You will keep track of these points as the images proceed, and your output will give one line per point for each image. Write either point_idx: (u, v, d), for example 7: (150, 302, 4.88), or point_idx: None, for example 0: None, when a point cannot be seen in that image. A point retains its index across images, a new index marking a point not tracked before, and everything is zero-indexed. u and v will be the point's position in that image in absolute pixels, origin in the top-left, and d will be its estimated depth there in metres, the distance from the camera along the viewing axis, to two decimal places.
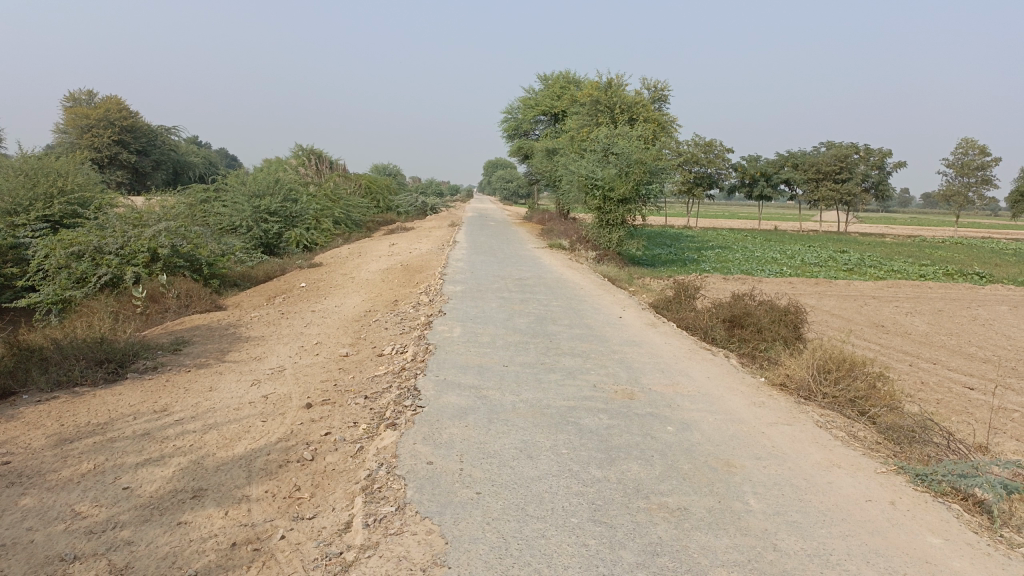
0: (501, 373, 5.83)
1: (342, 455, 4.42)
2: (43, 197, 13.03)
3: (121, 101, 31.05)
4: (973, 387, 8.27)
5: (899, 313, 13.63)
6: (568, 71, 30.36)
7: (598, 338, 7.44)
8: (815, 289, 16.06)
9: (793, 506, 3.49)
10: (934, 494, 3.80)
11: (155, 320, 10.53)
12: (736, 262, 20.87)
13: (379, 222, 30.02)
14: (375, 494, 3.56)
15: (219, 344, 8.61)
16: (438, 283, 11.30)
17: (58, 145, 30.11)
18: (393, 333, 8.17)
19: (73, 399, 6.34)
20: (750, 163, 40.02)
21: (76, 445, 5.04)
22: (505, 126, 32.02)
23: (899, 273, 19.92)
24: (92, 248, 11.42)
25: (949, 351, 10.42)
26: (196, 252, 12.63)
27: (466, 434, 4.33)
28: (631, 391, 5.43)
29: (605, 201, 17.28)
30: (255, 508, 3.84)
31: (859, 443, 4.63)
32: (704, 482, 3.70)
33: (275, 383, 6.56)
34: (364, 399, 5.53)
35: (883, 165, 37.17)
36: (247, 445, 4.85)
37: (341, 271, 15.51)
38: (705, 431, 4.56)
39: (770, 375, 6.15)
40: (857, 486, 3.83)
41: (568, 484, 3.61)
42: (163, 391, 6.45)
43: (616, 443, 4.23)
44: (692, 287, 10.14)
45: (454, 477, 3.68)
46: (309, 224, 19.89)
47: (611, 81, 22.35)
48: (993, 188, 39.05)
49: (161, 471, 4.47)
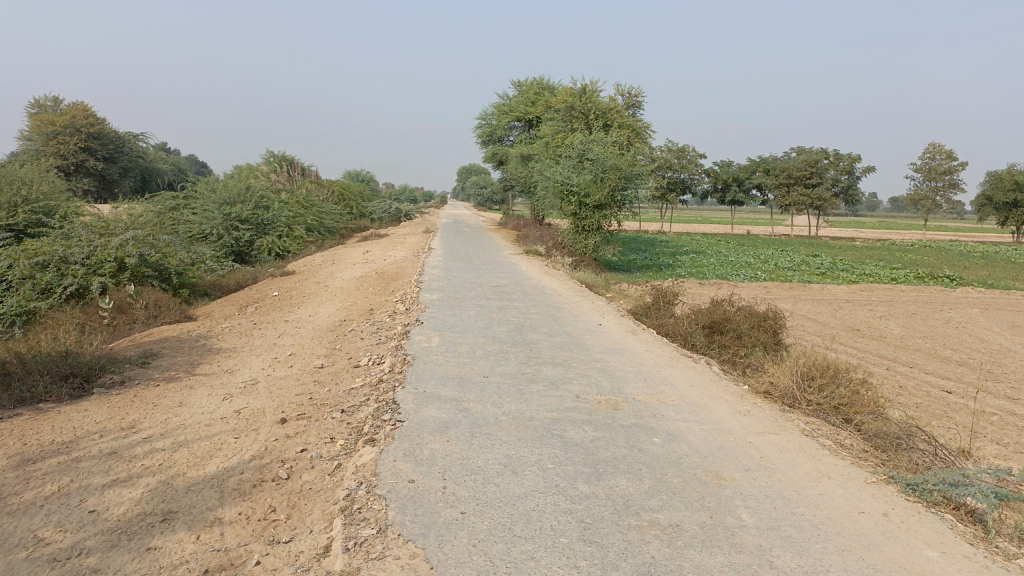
0: (482, 385, 5.70)
1: (319, 473, 4.26)
2: (6, 206, 12.68)
3: (87, 107, 30.50)
4: (951, 391, 8.30)
5: (874, 317, 13.72)
6: (541, 78, 30.34)
7: (578, 346, 7.35)
8: (790, 294, 16.14)
9: (786, 521, 3.41)
10: (926, 504, 3.74)
11: (123, 331, 10.29)
12: (711, 267, 20.95)
13: (353, 229, 29.76)
14: (355, 515, 3.41)
15: (189, 357, 8.37)
16: (414, 291, 11.13)
17: (22, 152, 29.46)
18: (370, 344, 8.01)
19: (36, 416, 6.10)
20: (722, 168, 40.30)
21: (39, 466, 4.82)
22: (479, 133, 31.89)
23: (872, 277, 20.12)
24: (58, 258, 11.13)
25: (925, 355, 10.47)
26: (165, 261, 12.37)
27: (448, 449, 4.20)
28: (615, 401, 5.33)
29: (580, 207, 17.23)
30: (229, 531, 3.67)
31: (847, 452, 4.56)
32: (694, 497, 3.60)
33: (248, 396, 6.37)
34: (341, 413, 5.37)
35: (852, 170, 37.71)
36: (219, 463, 4.67)
37: (315, 279, 15.26)
38: (692, 443, 4.47)
39: (754, 383, 6.08)
40: (849, 498, 3.76)
41: (556, 501, 3.49)
42: (131, 407, 6.22)
43: (602, 456, 4.13)
44: (670, 293, 10.09)
45: (437, 496, 3.54)
46: (281, 231, 19.60)
47: (585, 87, 22.47)
48: (959, 192, 39.73)
49: (129, 493, 4.28)
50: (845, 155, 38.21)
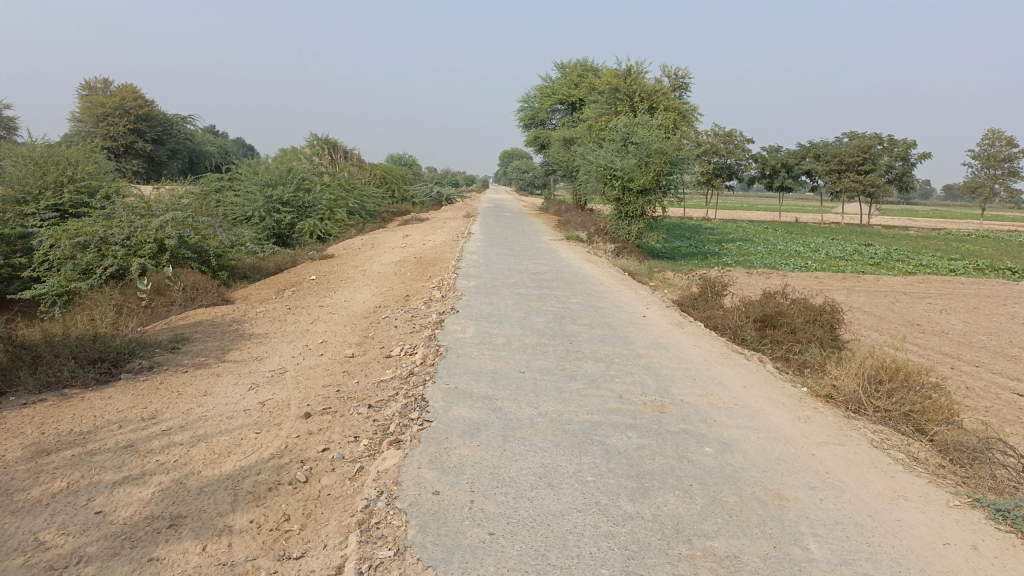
0: (517, 381, 5.33)
1: (338, 477, 3.94)
2: (52, 186, 12.65)
3: (137, 90, 30.75)
4: (1022, 393, 7.70)
5: (935, 310, 13.01)
6: (585, 59, 29.69)
7: (622, 340, 6.91)
8: (843, 284, 15.44)
9: (860, 554, 2.98)
10: (1022, 535, 3.24)
11: (159, 313, 10.10)
12: (759, 256, 20.25)
13: (394, 212, 29.58)
14: (372, 531, 3.07)
15: (220, 342, 8.14)
16: (451, 278, 10.79)
17: (73, 134, 29.90)
18: (403, 332, 7.68)
19: (60, 403, 5.90)
20: (772, 153, 39.11)
21: (53, 459, 4.60)
22: (521, 115, 31.36)
23: (929, 268, 19.23)
24: (98, 238, 11.02)
25: (991, 352, 9.83)
26: (204, 243, 12.17)
27: (478, 456, 3.83)
28: (661, 403, 4.90)
29: (624, 192, 16.70)
30: (237, 543, 3.37)
31: (923, 468, 4.09)
32: (754, 522, 3.18)
33: (274, 387, 6.09)
34: (367, 408, 5.04)
35: (907, 156, 36.32)
36: (235, 462, 4.37)
37: (353, 263, 15.01)
38: (748, 454, 4.03)
39: (814, 385, 5.58)
40: (930, 525, 3.30)
41: (595, 522, 3.11)
42: (155, 396, 5.99)
43: (648, 468, 3.72)
44: (719, 283, 9.59)
45: (464, 513, 3.18)
46: (322, 214, 19.40)
47: (631, 68, 21.80)
48: (1020, 180, 37.96)
49: (140, 493, 4.01)
50: (900, 140, 36.71)
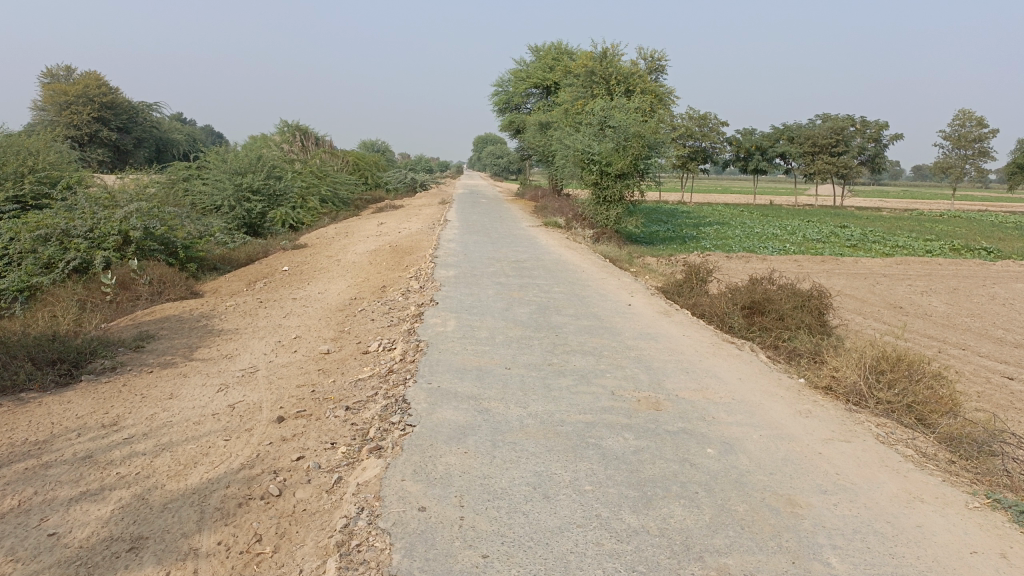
0: (503, 379, 5.05)
1: (315, 490, 3.65)
2: (11, 176, 12.06)
3: (100, 77, 29.85)
4: (1012, 376, 7.57)
5: (915, 292, 12.93)
6: (559, 42, 29.28)
7: (609, 331, 6.65)
8: (824, 268, 15.33)
9: (885, 568, 2.75)
10: None
11: (125, 308, 9.66)
12: (737, 239, 20.12)
13: (367, 200, 29.04)
14: (352, 556, 2.77)
15: (187, 339, 7.76)
16: (428, 267, 10.44)
17: (36, 122, 29.00)
18: (380, 326, 7.36)
19: (15, 408, 5.51)
20: (746, 136, 39.05)
21: (2, 473, 4.24)
22: (495, 100, 30.92)
23: (906, 249, 19.22)
24: (59, 231, 10.54)
25: (976, 335, 9.73)
26: (171, 234, 11.70)
27: (466, 465, 3.55)
28: (656, 400, 4.65)
29: (602, 176, 16.39)
30: (203, 569, 3.06)
31: (935, 465, 3.88)
32: (769, 533, 2.94)
33: (245, 388, 5.76)
34: (345, 411, 4.74)
35: (879, 137, 36.47)
36: (203, 473, 4.05)
37: (327, 253, 14.62)
38: (753, 454, 3.80)
39: (812, 376, 5.37)
40: (953, 531, 3.09)
41: (599, 539, 2.85)
42: (117, 400, 5.63)
43: (650, 474, 3.47)
44: (704, 268, 9.35)
45: (453, 532, 2.90)
46: (293, 202, 18.90)
47: (606, 50, 21.41)
48: (990, 160, 38.23)
49: (99, 511, 3.68)
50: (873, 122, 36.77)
